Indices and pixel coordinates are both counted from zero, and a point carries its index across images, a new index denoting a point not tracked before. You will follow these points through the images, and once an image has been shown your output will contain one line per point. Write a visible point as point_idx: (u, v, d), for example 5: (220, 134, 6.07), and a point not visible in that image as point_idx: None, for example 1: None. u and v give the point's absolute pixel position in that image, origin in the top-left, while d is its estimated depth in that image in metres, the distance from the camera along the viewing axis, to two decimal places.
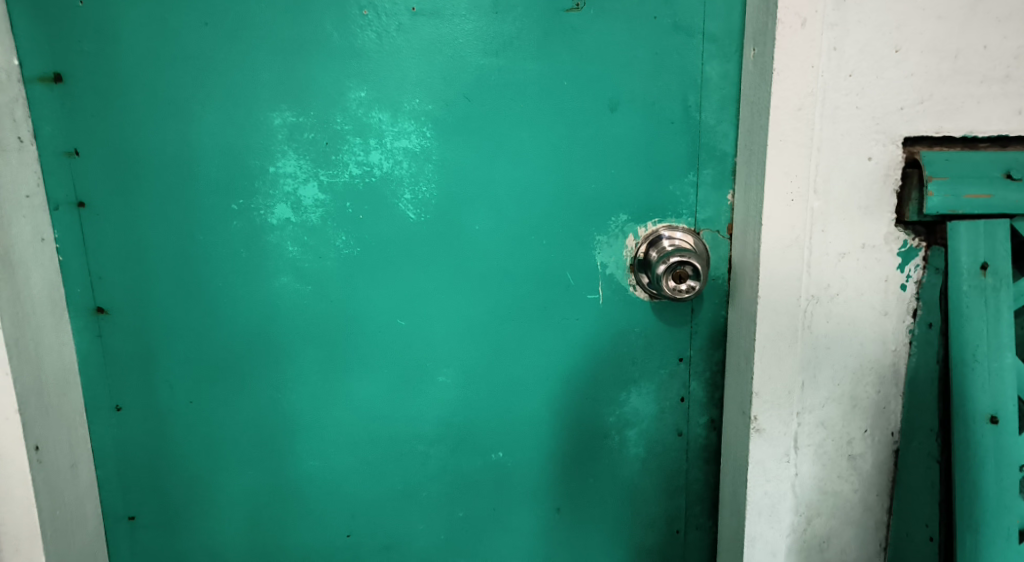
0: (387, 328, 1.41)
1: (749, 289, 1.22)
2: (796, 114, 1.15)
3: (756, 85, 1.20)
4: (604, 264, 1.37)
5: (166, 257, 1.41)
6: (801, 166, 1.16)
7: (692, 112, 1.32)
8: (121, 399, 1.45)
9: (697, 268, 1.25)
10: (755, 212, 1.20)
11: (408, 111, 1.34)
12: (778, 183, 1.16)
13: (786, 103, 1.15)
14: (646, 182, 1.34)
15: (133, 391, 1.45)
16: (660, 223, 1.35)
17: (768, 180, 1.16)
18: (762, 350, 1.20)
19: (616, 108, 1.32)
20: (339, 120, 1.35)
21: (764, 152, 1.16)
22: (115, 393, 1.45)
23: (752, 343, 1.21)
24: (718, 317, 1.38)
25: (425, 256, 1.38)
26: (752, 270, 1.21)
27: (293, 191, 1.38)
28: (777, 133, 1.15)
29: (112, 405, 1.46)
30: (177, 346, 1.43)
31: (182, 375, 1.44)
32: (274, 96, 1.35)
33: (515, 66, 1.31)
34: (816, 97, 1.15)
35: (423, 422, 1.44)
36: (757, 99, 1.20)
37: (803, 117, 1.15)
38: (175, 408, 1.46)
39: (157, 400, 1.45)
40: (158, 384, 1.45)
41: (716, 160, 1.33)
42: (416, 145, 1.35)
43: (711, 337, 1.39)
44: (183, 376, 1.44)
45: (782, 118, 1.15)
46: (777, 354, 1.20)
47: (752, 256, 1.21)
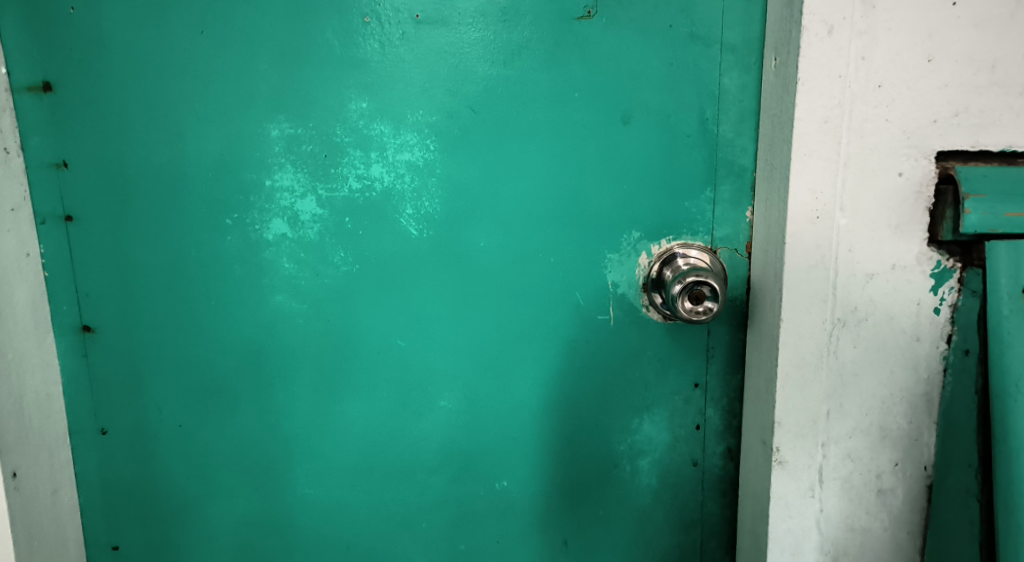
0: (388, 349, 1.35)
1: (772, 313, 1.15)
2: (822, 126, 1.09)
3: (777, 97, 1.14)
4: (616, 283, 1.30)
5: (156, 274, 1.35)
6: (827, 181, 1.10)
7: (709, 125, 1.25)
8: (107, 422, 1.39)
9: (716, 288, 1.15)
10: (777, 231, 1.14)
11: (411, 122, 1.28)
12: (803, 200, 1.10)
13: (811, 114, 1.09)
14: (660, 199, 1.27)
15: (120, 414, 1.39)
16: (675, 241, 1.28)
17: (792, 197, 1.10)
18: (785, 378, 1.14)
19: (629, 121, 1.25)
20: (339, 132, 1.29)
21: (789, 167, 1.10)
22: (101, 416, 1.39)
23: (774, 370, 1.14)
24: (736, 341, 1.31)
25: (427, 275, 1.32)
26: (775, 291, 1.14)
27: (290, 206, 1.32)
28: (802, 146, 1.10)
29: (98, 428, 1.40)
30: (167, 367, 1.38)
31: (172, 397, 1.38)
32: (271, 107, 1.29)
33: (523, 76, 1.25)
34: (843, 108, 1.09)
35: (423, 449, 1.37)
36: (779, 111, 1.14)
37: (829, 129, 1.09)
38: (163, 432, 1.40)
39: (145, 423, 1.39)
40: (147, 406, 1.39)
41: (735, 175, 1.26)
42: (418, 158, 1.29)
43: (728, 362, 1.32)
44: (173, 398, 1.38)
45: (807, 130, 1.09)
46: (802, 382, 1.14)
47: (773, 277, 1.15)
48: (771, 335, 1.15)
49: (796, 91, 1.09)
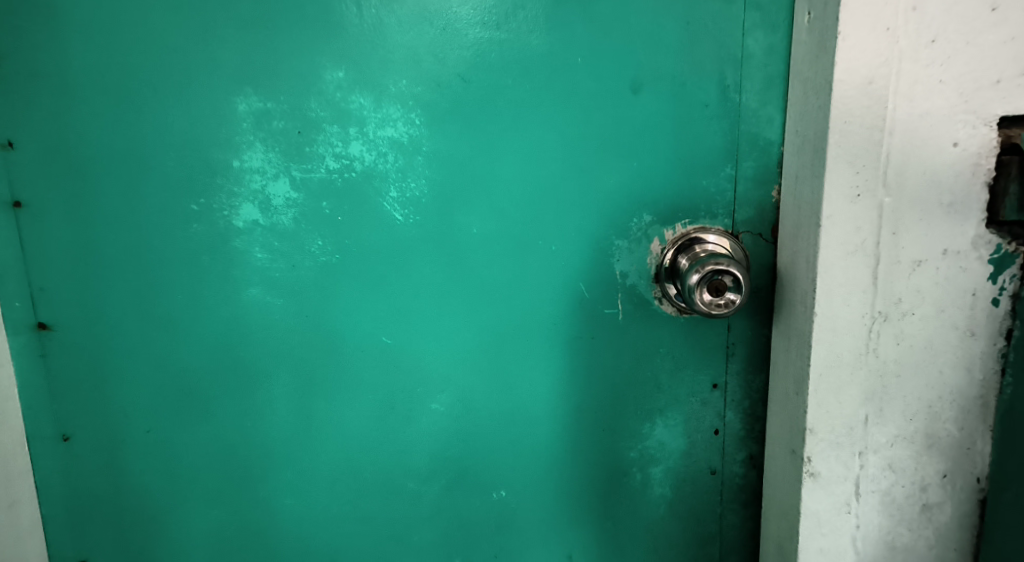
0: (372, 348, 1.22)
1: (803, 305, 1.02)
2: (865, 89, 0.97)
3: (809, 59, 1.01)
4: (624, 273, 1.16)
5: (117, 265, 1.22)
6: (870, 154, 0.98)
7: (730, 93, 1.10)
8: (69, 427, 1.27)
9: (738, 279, 1.01)
10: (809, 212, 1.01)
11: (393, 94, 1.14)
12: (841, 175, 0.98)
13: (852, 75, 0.97)
14: (673, 178, 1.12)
15: (82, 418, 1.27)
16: (691, 226, 1.13)
17: (829, 170, 0.98)
18: (818, 381, 1.01)
19: (637, 90, 1.11)
20: (313, 106, 1.15)
21: (826, 134, 0.98)
22: (62, 420, 1.27)
23: (805, 371, 1.02)
24: (759, 337, 1.16)
25: (413, 265, 1.19)
26: (807, 282, 1.01)
27: (261, 189, 1.19)
28: (842, 112, 0.97)
29: (59, 434, 1.28)
30: (132, 367, 1.25)
31: (138, 400, 1.26)
32: (239, 78, 1.16)
33: (519, 41, 1.12)
34: (890, 67, 0.96)
35: (413, 456, 1.25)
36: (814, 75, 1.00)
37: (874, 92, 0.97)
38: (129, 438, 1.27)
39: (110, 428, 1.27)
40: (111, 409, 1.26)
41: (759, 150, 1.11)
42: (402, 133, 1.15)
43: (751, 361, 1.17)
44: (139, 401, 1.26)
45: (847, 94, 0.97)
46: (838, 386, 1.01)
47: (806, 263, 1.02)
48: (801, 331, 1.03)
49: (835, 48, 0.97)
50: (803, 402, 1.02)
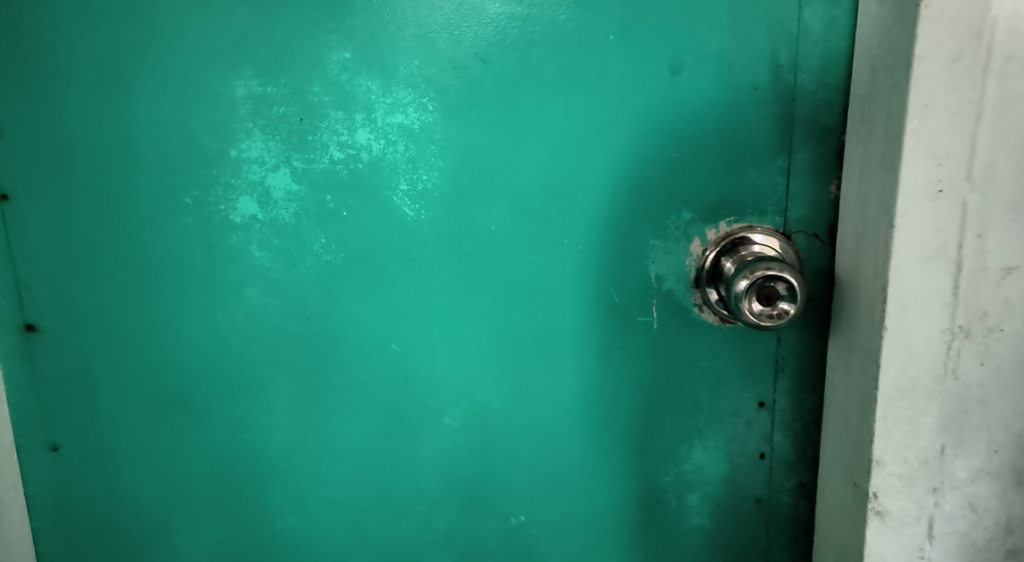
0: (381, 356, 1.10)
1: (870, 318, 0.90)
2: (952, 66, 0.84)
3: (880, 35, 0.89)
4: (660, 276, 1.03)
5: (106, 262, 1.12)
6: (955, 143, 0.85)
7: (784, 73, 0.97)
8: (57, 436, 1.17)
9: (793, 286, 0.89)
10: (879, 211, 0.88)
11: (403, 76, 1.02)
12: (919, 167, 0.85)
13: (937, 50, 0.84)
14: (717, 170, 1.00)
15: (71, 427, 1.17)
16: (736, 224, 1.00)
17: (905, 162, 0.85)
18: (889, 407, 0.89)
19: (677, 70, 0.98)
20: (316, 89, 1.04)
21: (905, 121, 0.85)
22: (49, 429, 1.17)
23: (872, 394, 0.89)
24: (814, 350, 1.03)
25: (427, 266, 1.07)
26: (879, 296, 0.88)
27: (260, 180, 1.07)
28: (923, 93, 0.84)
29: (48, 443, 1.18)
30: (124, 372, 1.15)
31: (130, 408, 1.16)
32: (234, 57, 1.04)
33: (545, 16, 0.99)
34: (983, 40, 0.84)
35: (423, 475, 1.13)
36: (889, 54, 0.88)
37: (962, 69, 0.84)
38: (121, 448, 1.17)
39: (100, 438, 1.17)
40: (101, 418, 1.16)
41: (816, 138, 0.98)
42: (413, 120, 1.03)
43: (803, 377, 1.04)
44: (131, 409, 1.16)
45: (929, 72, 0.84)
46: (912, 413, 0.89)
47: (874, 270, 0.89)
48: (870, 351, 0.90)
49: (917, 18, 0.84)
50: (872, 431, 0.90)
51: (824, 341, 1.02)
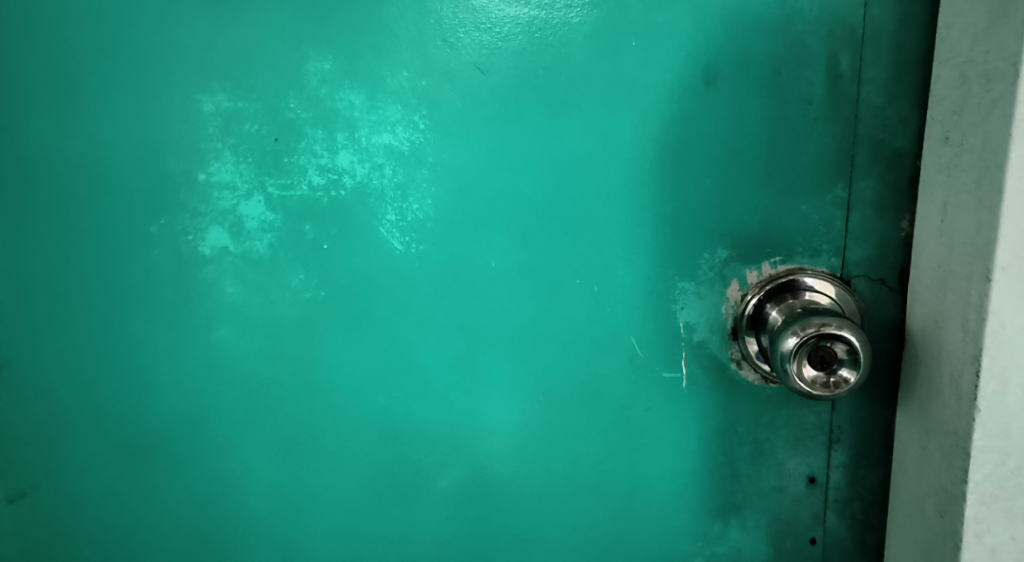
0: (367, 411, 0.93)
1: (957, 393, 0.74)
2: None
3: (973, 40, 0.73)
4: (690, 326, 0.87)
5: (72, 287, 0.94)
6: None
7: (843, 84, 0.81)
8: (15, 485, 1.00)
9: (854, 347, 0.73)
10: (971, 260, 0.73)
11: (391, 89, 0.86)
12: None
13: None
14: (759, 201, 0.83)
15: (29, 476, 0.99)
16: (783, 265, 0.84)
17: (1007, 202, 0.70)
18: (977, 512, 0.73)
19: (712, 81, 0.82)
20: (293, 105, 0.88)
21: (1009, 149, 0.69)
22: (6, 477, 1.00)
23: (961, 490, 0.73)
24: (877, 419, 0.86)
25: (422, 310, 0.90)
26: (970, 371, 0.72)
27: (231, 208, 0.90)
28: None
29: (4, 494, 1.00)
30: (88, 417, 0.97)
31: (95, 457, 0.98)
32: (200, 68, 0.89)
33: (557, 18, 0.83)
34: None
35: (417, 549, 0.95)
36: (986, 61, 0.72)
37: None
38: (87, 504, 0.99)
39: (62, 491, 0.99)
40: (64, 468, 0.99)
41: (883, 163, 0.82)
42: (402, 140, 0.87)
43: (862, 450, 0.87)
44: (98, 458, 0.98)
45: None
46: (1010, 513, 0.73)
47: (965, 333, 0.73)
48: (956, 439, 0.74)
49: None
50: (957, 540, 0.74)
51: (890, 407, 0.85)
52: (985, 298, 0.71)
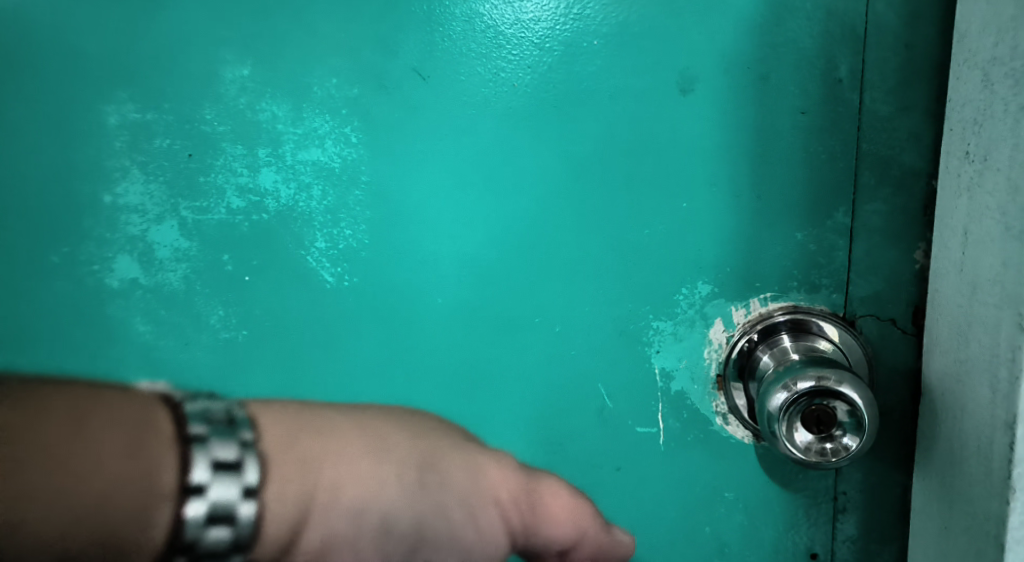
0: (373, 374, 0.76)
1: (985, 463, 0.62)
2: None
3: (997, 36, 0.61)
4: (668, 373, 0.74)
5: None
6: None
7: (843, 91, 0.69)
8: None
9: (855, 408, 0.61)
10: (1000, 304, 0.60)
11: (318, 98, 0.73)
12: None
13: None
14: (746, 227, 0.71)
15: None
16: (777, 303, 0.72)
17: None
18: None
19: (688, 88, 0.70)
20: (209, 116, 0.74)
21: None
22: None
23: None
24: (891, 485, 0.73)
25: (357, 356, 0.76)
26: (1002, 439, 0.60)
27: (141, 234, 0.76)
28: None
29: None
30: None
31: None
32: (102, 75, 0.74)
33: (507, 15, 0.71)
34: None
35: None
36: (1014, 61, 0.59)
37: None
38: None
39: None
40: None
41: (890, 184, 0.70)
42: (331, 156, 0.74)
43: (875, 523, 0.74)
44: None
45: None
46: None
47: (992, 391, 0.61)
48: (985, 518, 0.62)
49: None
50: None
51: (905, 471, 0.73)
52: (1018, 352, 0.59)
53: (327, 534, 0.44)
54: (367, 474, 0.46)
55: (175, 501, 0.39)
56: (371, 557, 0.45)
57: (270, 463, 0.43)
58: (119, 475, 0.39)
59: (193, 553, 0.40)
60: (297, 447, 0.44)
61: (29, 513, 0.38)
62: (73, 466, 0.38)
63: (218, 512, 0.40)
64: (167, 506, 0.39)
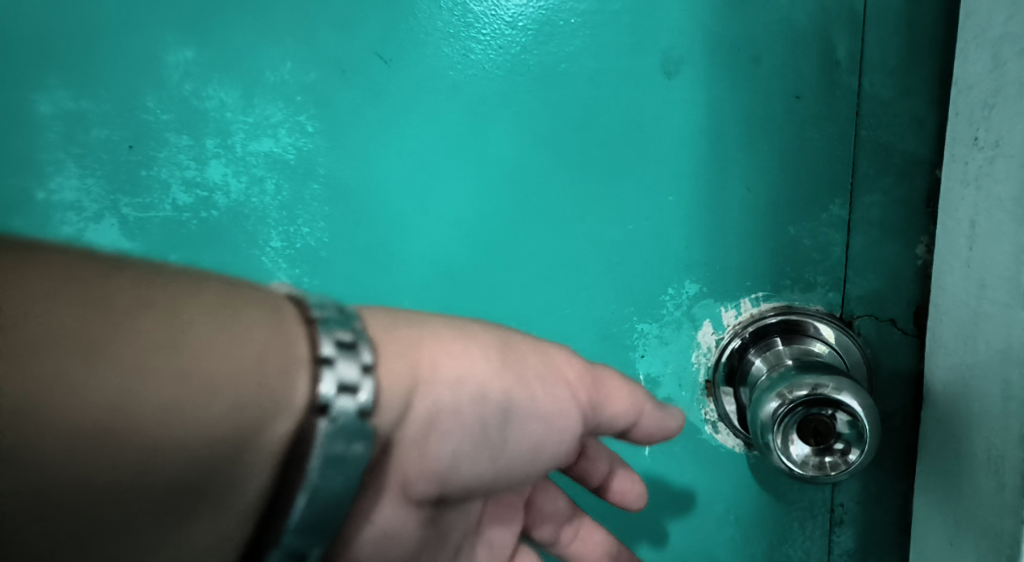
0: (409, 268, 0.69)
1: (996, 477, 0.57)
2: None
3: (1007, 11, 0.56)
4: (654, 379, 0.69)
5: None
6: None
7: (840, 73, 0.64)
8: None
9: (856, 418, 0.55)
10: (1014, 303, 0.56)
11: (271, 84, 0.67)
12: None
13: None
14: (736, 220, 0.66)
15: None
16: (770, 303, 0.67)
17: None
18: None
19: (673, 71, 0.65)
20: (151, 104, 0.68)
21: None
22: None
23: None
24: (890, 499, 0.68)
25: None
26: (1016, 452, 0.55)
27: (78, 234, 0.69)
28: None
29: None
30: None
31: None
32: (36, 61, 0.68)
33: None
34: None
35: None
36: None
37: None
38: None
39: None
40: None
41: (891, 173, 0.65)
42: (286, 148, 0.68)
43: (871, 540, 0.68)
44: None
45: None
46: None
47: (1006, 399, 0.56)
48: (997, 536, 0.57)
49: None
50: None
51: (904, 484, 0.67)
52: None
53: (435, 404, 0.50)
54: (461, 354, 0.52)
55: (311, 371, 0.45)
56: (472, 420, 0.51)
57: (380, 349, 0.49)
58: (264, 349, 0.45)
59: (326, 417, 0.45)
60: (408, 329, 0.51)
61: (205, 368, 0.43)
62: (228, 342, 0.44)
63: (343, 385, 0.46)
64: (303, 372, 0.45)
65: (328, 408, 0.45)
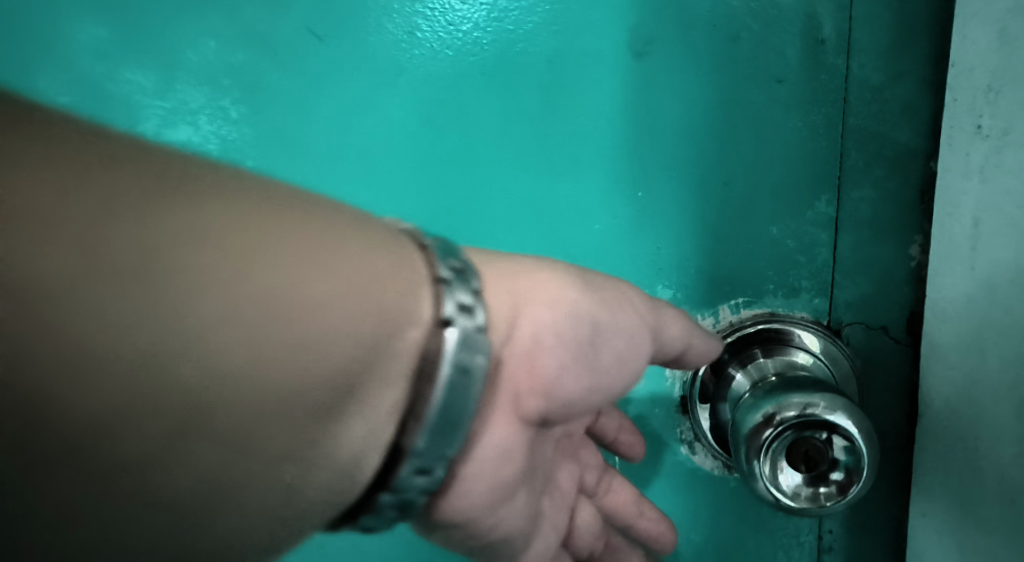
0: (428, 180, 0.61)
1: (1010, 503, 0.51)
2: None
3: None
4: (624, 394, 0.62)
5: None
6: None
7: (826, 54, 0.58)
8: None
9: (852, 443, 0.49)
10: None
11: (191, 64, 0.60)
12: None
13: None
14: (715, 217, 0.60)
15: None
16: (750, 310, 0.61)
17: None
18: None
19: (643, 51, 0.59)
20: (47, 86, 0.59)
21: None
22: None
23: None
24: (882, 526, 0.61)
25: None
26: None
27: None
28: None
29: None
30: None
31: None
32: None
33: None
34: None
35: None
36: None
37: None
38: None
39: None
40: None
41: (882, 165, 0.59)
42: (207, 138, 0.60)
43: None
44: None
45: None
46: None
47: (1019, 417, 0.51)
48: None
49: None
50: None
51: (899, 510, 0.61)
52: None
53: (536, 326, 0.46)
54: (549, 279, 0.47)
55: (432, 291, 0.42)
56: (568, 346, 0.46)
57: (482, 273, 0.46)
58: (376, 265, 0.40)
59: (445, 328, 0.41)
60: (506, 260, 0.48)
61: (330, 262, 0.39)
62: (353, 249, 0.40)
63: (461, 303, 0.42)
64: (423, 289, 0.41)
65: (454, 325, 0.41)
